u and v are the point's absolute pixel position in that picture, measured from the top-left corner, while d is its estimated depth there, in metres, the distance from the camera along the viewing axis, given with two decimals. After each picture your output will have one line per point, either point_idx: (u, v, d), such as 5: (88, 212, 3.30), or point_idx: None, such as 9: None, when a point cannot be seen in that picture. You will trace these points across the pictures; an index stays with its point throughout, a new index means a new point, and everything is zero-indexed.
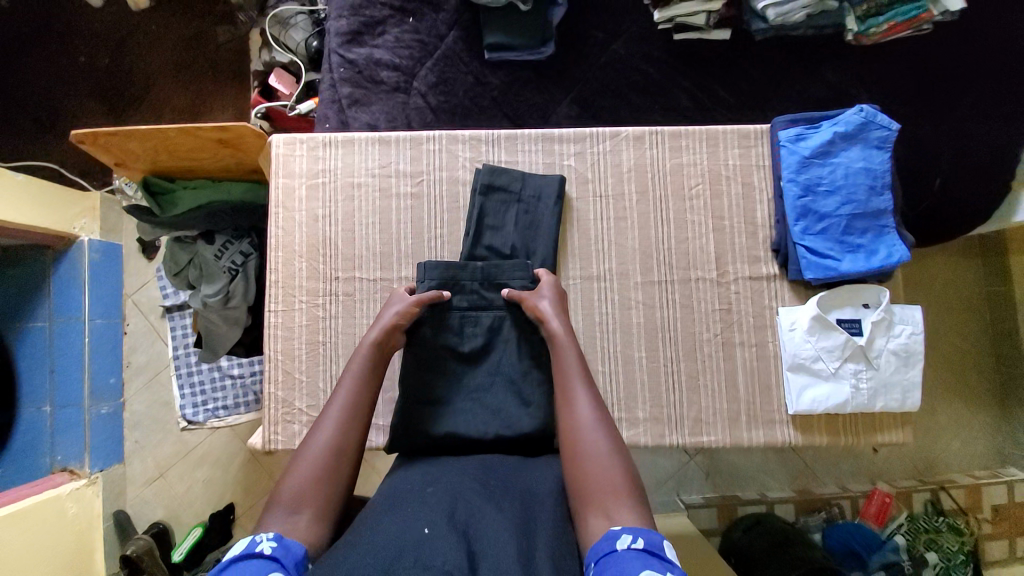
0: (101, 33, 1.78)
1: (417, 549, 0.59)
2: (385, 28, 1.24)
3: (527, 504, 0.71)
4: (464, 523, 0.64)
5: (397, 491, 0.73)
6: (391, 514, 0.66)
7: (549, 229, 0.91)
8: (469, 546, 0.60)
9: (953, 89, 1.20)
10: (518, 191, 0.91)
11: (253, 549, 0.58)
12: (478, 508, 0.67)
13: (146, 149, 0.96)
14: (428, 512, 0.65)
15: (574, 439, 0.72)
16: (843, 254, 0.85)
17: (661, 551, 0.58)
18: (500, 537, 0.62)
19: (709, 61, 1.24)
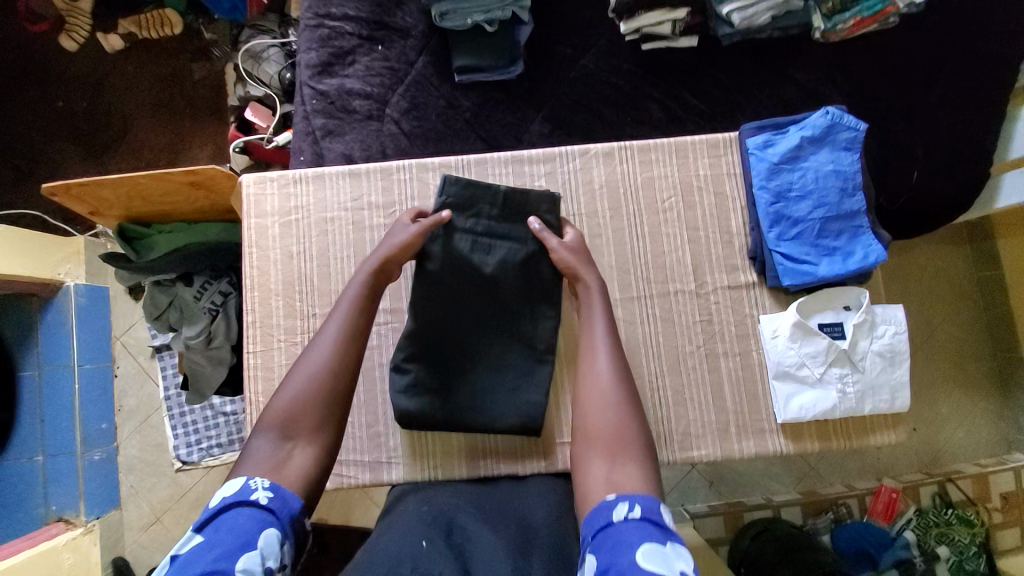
0: (78, 78, 1.79)
1: (414, 558, 0.64)
2: (355, 58, 1.25)
3: (522, 527, 0.73)
4: (459, 543, 0.68)
5: (397, 512, 0.79)
6: (391, 533, 0.72)
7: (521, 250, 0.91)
8: (463, 561, 0.65)
9: (922, 81, 1.21)
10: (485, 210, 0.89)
11: (248, 497, 0.62)
12: (472, 531, 0.71)
13: (119, 197, 0.96)
14: (425, 529, 0.71)
15: (590, 403, 0.74)
16: (820, 257, 0.84)
17: (660, 519, 0.60)
18: (492, 550, 0.66)
19: (677, 69, 1.25)
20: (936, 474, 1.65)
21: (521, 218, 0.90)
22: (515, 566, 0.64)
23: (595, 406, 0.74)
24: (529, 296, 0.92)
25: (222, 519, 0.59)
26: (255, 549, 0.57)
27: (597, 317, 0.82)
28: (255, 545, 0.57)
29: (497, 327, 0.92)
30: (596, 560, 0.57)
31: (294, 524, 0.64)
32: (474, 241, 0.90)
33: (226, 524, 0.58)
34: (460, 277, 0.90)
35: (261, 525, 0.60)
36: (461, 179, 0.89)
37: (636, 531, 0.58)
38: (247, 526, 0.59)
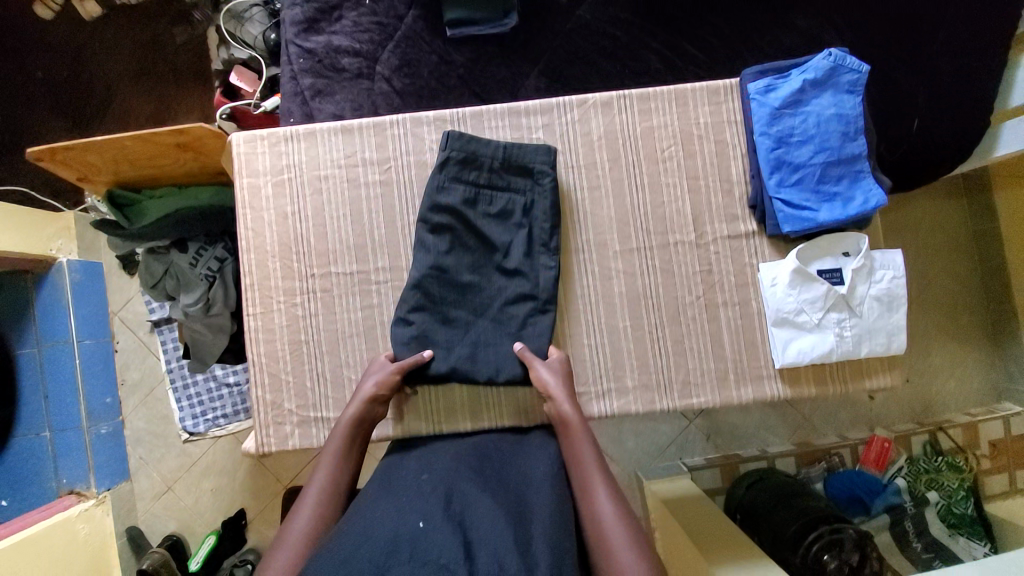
0: (53, 47, 1.72)
1: (413, 539, 0.61)
2: (342, 13, 1.20)
3: (521, 496, 0.72)
4: (459, 514, 0.65)
5: (397, 480, 0.77)
6: (389, 506, 0.69)
7: (521, 205, 0.88)
8: (464, 534, 0.62)
9: (928, 24, 1.17)
10: (487, 163, 0.87)
11: None
12: (472, 498, 0.69)
13: (106, 161, 0.93)
14: (423, 504, 0.68)
15: (601, 539, 0.69)
16: (820, 203, 0.84)
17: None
18: (494, 524, 0.64)
19: (677, 18, 1.20)
20: (927, 424, 1.71)
21: (522, 171, 0.88)
22: (518, 542, 0.61)
23: (603, 540, 0.69)
24: (530, 248, 0.88)
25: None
26: None
27: (582, 445, 0.79)
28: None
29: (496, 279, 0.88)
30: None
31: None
32: (476, 193, 0.88)
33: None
34: (464, 232, 0.88)
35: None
36: (462, 134, 0.87)
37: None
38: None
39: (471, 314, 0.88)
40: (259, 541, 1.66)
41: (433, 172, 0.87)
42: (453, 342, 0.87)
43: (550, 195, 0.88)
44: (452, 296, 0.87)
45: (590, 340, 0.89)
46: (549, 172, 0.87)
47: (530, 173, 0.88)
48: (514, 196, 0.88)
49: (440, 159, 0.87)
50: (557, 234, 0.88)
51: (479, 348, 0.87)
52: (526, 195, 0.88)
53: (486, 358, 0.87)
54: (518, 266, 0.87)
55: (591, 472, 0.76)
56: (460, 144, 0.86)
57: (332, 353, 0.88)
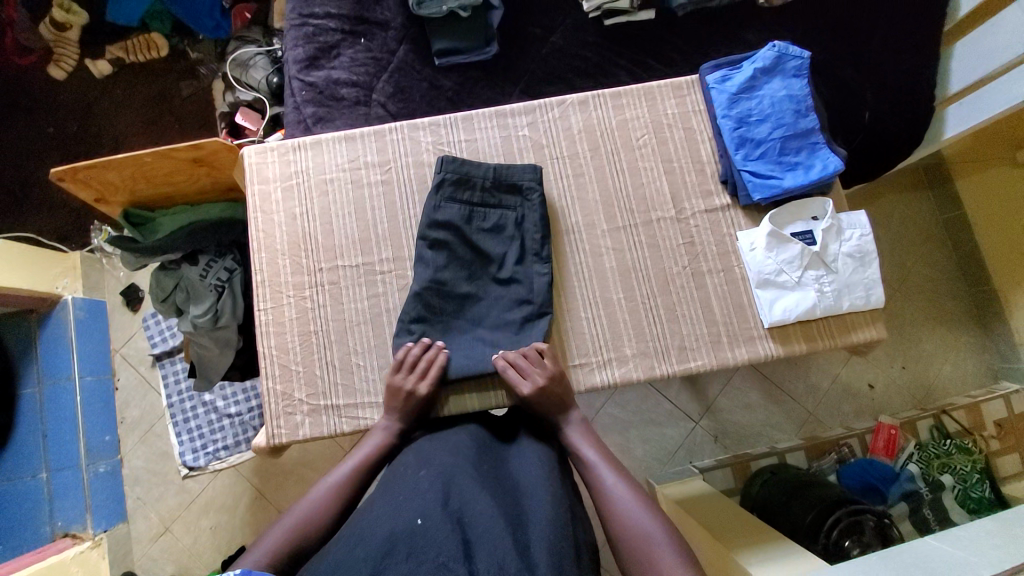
0: (67, 103, 1.83)
1: (409, 538, 0.59)
2: (340, 51, 1.33)
3: (514, 493, 0.71)
4: (458, 511, 0.64)
5: (395, 475, 0.74)
6: (386, 502, 0.67)
7: (513, 218, 0.94)
8: (463, 532, 0.61)
9: (864, 31, 1.33)
10: (480, 181, 0.93)
11: None
12: (469, 493, 0.67)
13: (125, 180, 1.01)
14: (421, 501, 0.65)
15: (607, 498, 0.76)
16: (784, 172, 0.92)
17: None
18: (493, 523, 0.63)
19: (640, 39, 1.35)
20: (930, 408, 1.71)
21: (512, 189, 0.94)
22: (516, 542, 0.61)
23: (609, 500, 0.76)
24: (522, 258, 0.93)
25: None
26: None
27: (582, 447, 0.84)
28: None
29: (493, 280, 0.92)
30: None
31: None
32: (471, 211, 0.93)
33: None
34: (462, 241, 0.92)
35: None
36: (455, 157, 0.93)
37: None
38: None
39: (472, 298, 0.92)
40: None
41: (430, 193, 0.93)
42: (457, 326, 0.91)
43: (542, 208, 0.94)
44: (452, 280, 0.91)
45: (576, 311, 0.93)
46: (536, 190, 0.94)
47: (519, 191, 0.94)
48: (506, 213, 0.94)
49: (436, 182, 0.93)
50: (548, 243, 0.93)
51: (481, 329, 0.91)
52: (518, 211, 0.94)
53: (489, 337, 0.91)
54: (512, 275, 0.92)
55: (601, 471, 0.80)
56: (454, 166, 0.93)
57: (341, 342, 0.91)
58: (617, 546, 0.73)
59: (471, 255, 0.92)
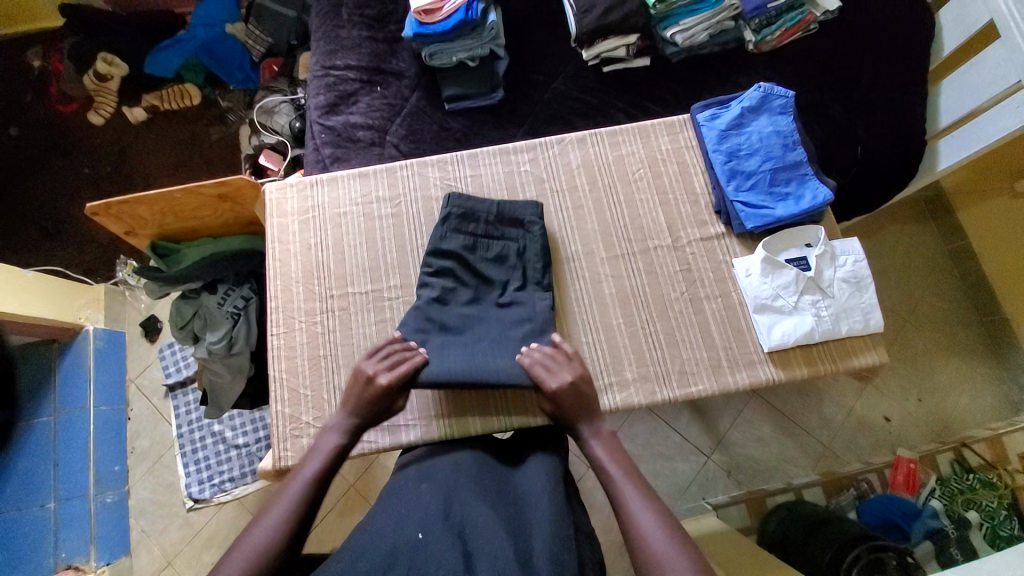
0: (104, 147, 1.97)
1: (411, 553, 0.61)
2: (358, 98, 1.44)
3: (517, 506, 0.72)
4: (460, 525, 0.65)
5: (396, 489, 0.77)
6: (388, 516, 0.69)
7: (515, 250, 0.98)
8: (464, 545, 0.63)
9: (848, 72, 1.41)
10: (484, 216, 0.98)
11: None
12: (471, 506, 0.69)
13: (154, 214, 1.08)
14: (423, 516, 0.67)
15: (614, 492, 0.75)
16: (776, 202, 0.96)
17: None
18: (494, 535, 0.64)
19: (636, 83, 1.45)
20: (949, 441, 1.65)
21: (514, 222, 0.99)
22: (519, 555, 0.62)
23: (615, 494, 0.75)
24: (524, 284, 0.97)
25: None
26: None
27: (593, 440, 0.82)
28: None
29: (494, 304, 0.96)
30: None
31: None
32: (474, 242, 0.98)
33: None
34: (467, 268, 0.96)
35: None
36: (462, 194, 0.99)
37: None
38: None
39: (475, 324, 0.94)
40: None
41: (437, 225, 0.98)
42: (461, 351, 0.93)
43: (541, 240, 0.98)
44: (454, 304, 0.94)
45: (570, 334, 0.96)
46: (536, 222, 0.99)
47: (519, 223, 0.99)
48: (507, 243, 0.98)
49: (443, 215, 0.98)
50: (548, 271, 0.97)
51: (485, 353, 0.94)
52: (519, 241, 0.98)
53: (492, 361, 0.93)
54: (512, 300, 0.95)
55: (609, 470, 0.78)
56: (461, 201, 0.98)
57: (349, 365, 0.94)
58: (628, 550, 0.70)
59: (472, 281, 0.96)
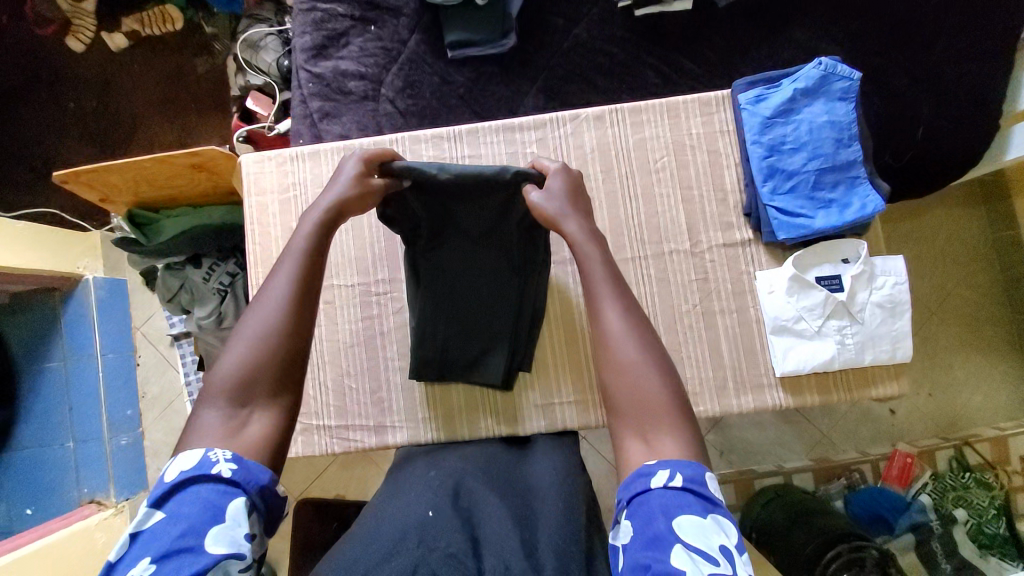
0: (84, 77, 1.82)
1: (420, 529, 0.69)
2: (348, 39, 1.26)
3: (525, 496, 0.78)
4: (467, 509, 0.74)
5: (404, 477, 0.85)
6: (398, 502, 0.77)
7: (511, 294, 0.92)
8: (473, 530, 0.70)
9: (927, 30, 1.17)
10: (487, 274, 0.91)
11: (209, 471, 0.59)
12: (479, 496, 0.76)
13: (127, 182, 1.00)
14: (433, 497, 0.76)
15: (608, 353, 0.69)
16: (816, 210, 0.84)
17: (704, 489, 0.60)
18: (502, 529, 0.69)
19: (672, 34, 1.23)
20: (953, 438, 1.63)
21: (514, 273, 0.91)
22: (524, 546, 0.66)
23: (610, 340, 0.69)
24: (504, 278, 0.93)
25: (183, 491, 0.58)
26: (221, 523, 0.57)
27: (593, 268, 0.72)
28: (224, 519, 0.57)
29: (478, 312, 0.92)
30: (631, 525, 0.60)
31: (266, 492, 0.62)
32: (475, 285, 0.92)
33: (187, 497, 0.58)
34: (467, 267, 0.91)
35: (226, 496, 0.59)
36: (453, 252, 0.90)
37: (675, 502, 0.59)
38: (210, 499, 0.58)
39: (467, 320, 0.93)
40: (269, 555, 1.65)
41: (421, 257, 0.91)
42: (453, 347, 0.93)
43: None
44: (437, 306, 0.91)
45: (549, 339, 0.96)
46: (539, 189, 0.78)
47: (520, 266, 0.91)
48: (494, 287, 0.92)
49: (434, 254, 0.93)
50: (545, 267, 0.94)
51: (490, 353, 0.93)
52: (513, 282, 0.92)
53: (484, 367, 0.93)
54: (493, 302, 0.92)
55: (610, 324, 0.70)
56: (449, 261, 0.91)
57: (333, 362, 0.94)
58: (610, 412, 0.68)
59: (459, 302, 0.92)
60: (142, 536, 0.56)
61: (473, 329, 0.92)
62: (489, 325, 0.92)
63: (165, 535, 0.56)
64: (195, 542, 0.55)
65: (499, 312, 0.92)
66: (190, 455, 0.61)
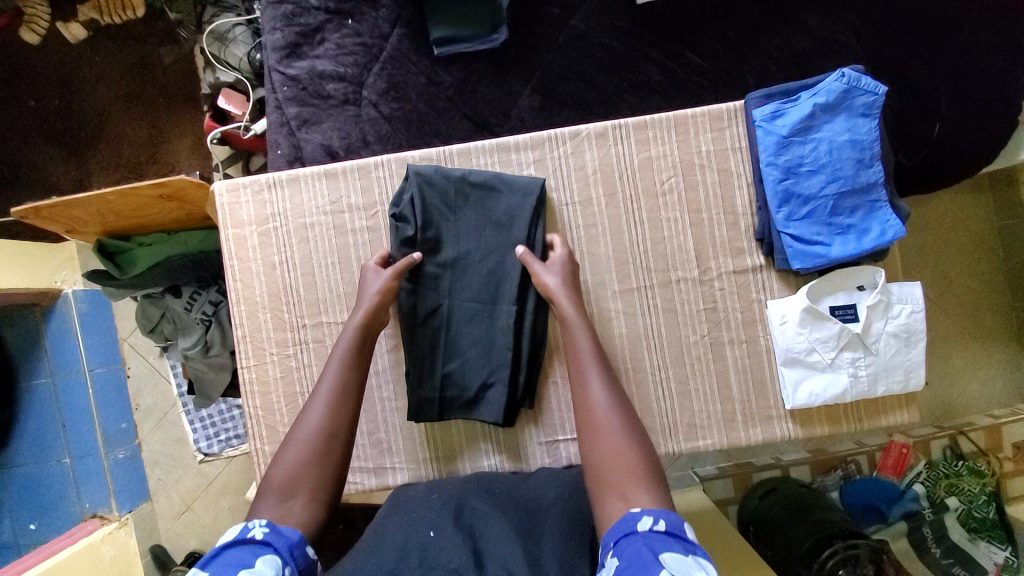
0: (41, 72, 1.67)
1: (423, 549, 0.68)
2: (324, 36, 1.15)
3: (531, 511, 0.78)
4: (470, 527, 0.73)
5: (406, 498, 0.83)
6: (400, 520, 0.76)
7: (506, 323, 0.90)
8: (474, 544, 0.69)
9: (950, 17, 1.09)
10: (484, 302, 0.91)
11: (245, 534, 0.61)
12: (482, 515, 0.76)
13: (91, 214, 0.95)
14: (435, 516, 0.75)
15: (592, 422, 0.74)
16: (833, 237, 0.83)
17: (683, 533, 0.61)
18: (502, 538, 0.70)
19: (677, 24, 1.13)
20: (947, 427, 1.64)
21: (508, 301, 0.90)
22: (527, 554, 0.68)
23: (594, 411, 0.75)
24: (496, 302, 0.91)
25: (222, 556, 0.58)
26: (253, 568, 0.57)
27: (580, 342, 0.81)
28: (252, 566, 0.57)
29: (475, 340, 0.91)
30: (616, 564, 0.58)
31: (295, 552, 0.63)
32: (475, 311, 0.91)
33: (227, 560, 0.58)
34: (464, 293, 0.91)
35: (258, 553, 0.59)
36: (451, 281, 0.91)
37: (657, 541, 0.59)
38: (245, 559, 0.58)
39: (462, 351, 0.91)
40: None
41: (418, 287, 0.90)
42: (451, 380, 0.91)
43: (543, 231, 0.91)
44: (437, 338, 0.91)
45: (559, 375, 0.94)
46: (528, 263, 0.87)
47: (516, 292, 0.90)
48: (490, 316, 0.91)
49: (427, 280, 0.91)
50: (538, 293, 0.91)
51: (490, 389, 0.91)
52: (508, 312, 0.90)
53: (489, 400, 0.91)
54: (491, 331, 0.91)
55: (595, 395, 0.76)
56: (443, 286, 0.91)
57: None
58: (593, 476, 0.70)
59: (457, 331, 0.91)
60: None
61: (473, 363, 0.91)
62: (484, 356, 0.91)
63: None
64: None
65: (498, 346, 0.91)
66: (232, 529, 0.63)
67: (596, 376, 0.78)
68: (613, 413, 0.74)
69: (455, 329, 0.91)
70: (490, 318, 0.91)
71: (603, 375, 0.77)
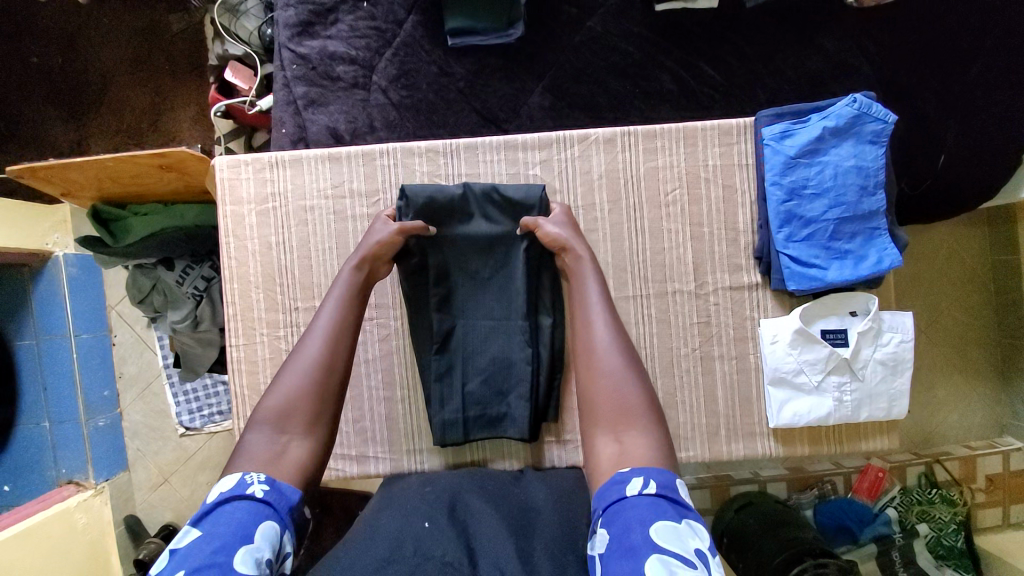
0: (45, 28, 1.63)
1: (417, 539, 0.68)
2: (338, 16, 1.13)
3: (524, 513, 0.78)
4: (464, 523, 0.73)
5: (399, 492, 0.84)
6: (392, 513, 0.77)
7: (514, 339, 0.91)
8: (467, 541, 0.69)
9: (963, 53, 1.09)
10: (494, 315, 0.92)
11: (243, 490, 0.59)
12: (476, 509, 0.76)
13: (89, 178, 0.93)
14: (427, 510, 0.75)
15: (591, 362, 0.72)
16: (830, 261, 0.84)
17: (676, 495, 0.59)
18: (495, 537, 0.69)
19: (693, 34, 1.12)
20: (924, 455, 1.66)
21: (513, 313, 0.91)
22: (519, 552, 0.66)
23: (592, 352, 0.72)
24: (507, 314, 0.91)
25: (216, 513, 0.57)
26: (252, 543, 0.55)
27: (588, 285, 0.79)
28: (252, 540, 0.55)
29: (481, 352, 0.91)
30: (608, 534, 0.57)
31: (293, 515, 0.62)
32: (489, 327, 0.92)
33: (222, 518, 0.56)
34: (477, 298, 0.92)
35: (258, 518, 0.57)
36: (468, 301, 0.92)
37: (649, 510, 0.57)
38: (243, 519, 0.57)
39: (467, 365, 0.91)
40: None
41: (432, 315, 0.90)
42: (456, 389, 0.91)
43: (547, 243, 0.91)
44: (447, 347, 0.91)
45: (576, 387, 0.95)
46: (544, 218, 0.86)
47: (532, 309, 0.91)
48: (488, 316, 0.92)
49: (441, 295, 0.90)
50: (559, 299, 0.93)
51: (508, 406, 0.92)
52: (514, 325, 0.91)
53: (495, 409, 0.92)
54: (495, 344, 0.91)
55: (598, 334, 0.73)
56: (451, 301, 0.91)
57: None
58: (586, 413, 0.70)
59: (464, 342, 0.91)
60: (173, 557, 0.53)
61: (479, 370, 0.92)
62: (503, 374, 0.92)
63: (200, 551, 0.53)
64: (223, 560, 0.52)
65: (516, 363, 0.91)
66: (229, 477, 0.61)
67: (601, 317, 0.75)
68: (615, 355, 0.72)
69: (460, 337, 0.91)
70: (504, 334, 0.91)
71: (608, 314, 0.75)
